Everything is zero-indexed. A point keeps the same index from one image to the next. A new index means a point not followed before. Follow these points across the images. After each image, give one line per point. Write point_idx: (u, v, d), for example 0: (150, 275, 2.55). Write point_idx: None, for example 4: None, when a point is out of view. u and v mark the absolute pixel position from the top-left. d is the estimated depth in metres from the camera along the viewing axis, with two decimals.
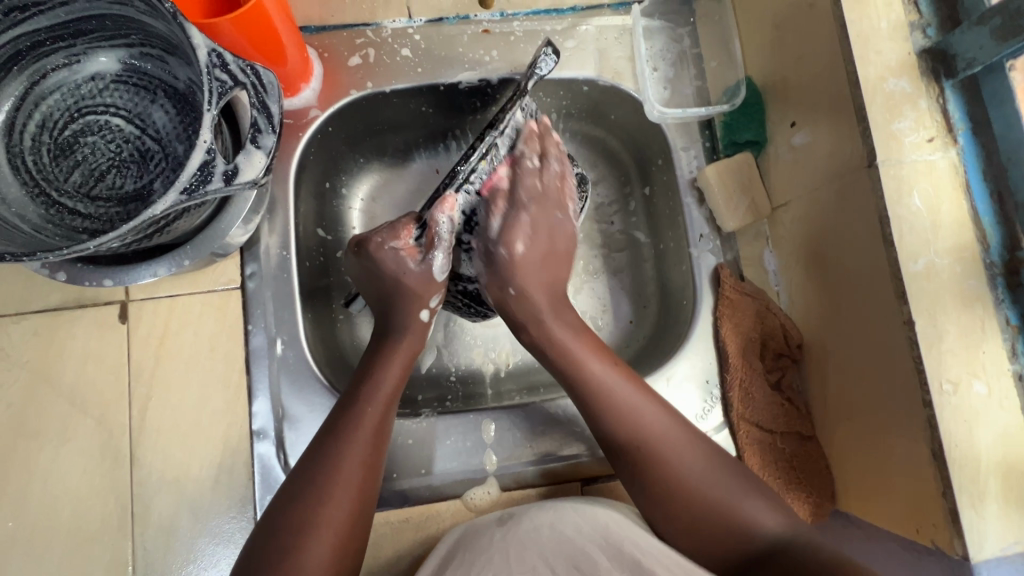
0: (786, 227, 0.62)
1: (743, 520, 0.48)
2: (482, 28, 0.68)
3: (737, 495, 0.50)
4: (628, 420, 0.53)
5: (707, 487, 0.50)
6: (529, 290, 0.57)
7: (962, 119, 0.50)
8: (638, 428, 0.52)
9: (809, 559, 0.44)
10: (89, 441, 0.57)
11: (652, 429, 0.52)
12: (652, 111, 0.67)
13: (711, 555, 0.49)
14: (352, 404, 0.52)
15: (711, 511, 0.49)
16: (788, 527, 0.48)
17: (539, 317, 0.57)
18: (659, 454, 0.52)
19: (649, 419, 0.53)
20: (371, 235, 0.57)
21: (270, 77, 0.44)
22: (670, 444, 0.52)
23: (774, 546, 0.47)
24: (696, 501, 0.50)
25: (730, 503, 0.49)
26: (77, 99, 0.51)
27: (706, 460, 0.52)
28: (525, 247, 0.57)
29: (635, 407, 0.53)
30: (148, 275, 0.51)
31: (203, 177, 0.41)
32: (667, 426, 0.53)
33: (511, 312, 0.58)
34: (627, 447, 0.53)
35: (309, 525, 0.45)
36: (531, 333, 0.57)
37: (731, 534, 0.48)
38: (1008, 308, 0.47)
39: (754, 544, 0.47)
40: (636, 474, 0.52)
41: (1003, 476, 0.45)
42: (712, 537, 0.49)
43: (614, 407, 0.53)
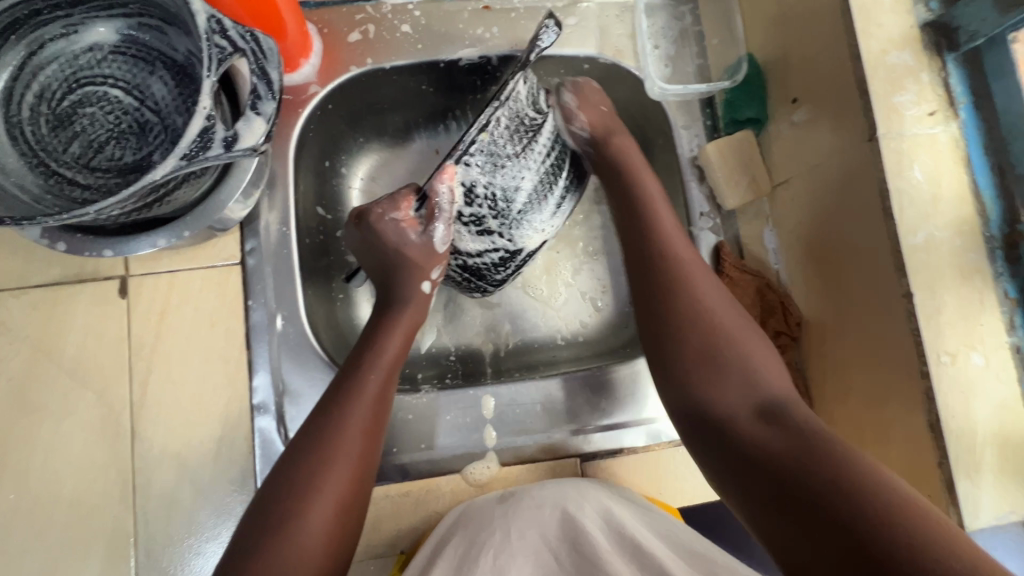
0: (786, 205, 0.62)
1: (750, 374, 0.49)
2: (482, 5, 0.68)
3: (762, 368, 0.49)
4: (687, 307, 0.53)
5: (731, 337, 0.51)
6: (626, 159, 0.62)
7: (964, 93, 0.49)
8: (686, 277, 0.55)
9: (810, 417, 0.45)
10: (91, 414, 0.57)
11: (702, 284, 0.54)
12: (653, 88, 0.67)
13: (711, 387, 0.49)
14: (353, 372, 0.52)
15: (724, 358, 0.50)
16: (791, 394, 0.48)
17: (632, 165, 0.62)
18: (699, 306, 0.53)
19: (700, 278, 0.55)
20: (371, 207, 0.58)
21: (270, 43, 0.44)
22: (712, 301, 0.53)
23: (777, 402, 0.47)
24: (714, 340, 0.51)
25: (747, 355, 0.50)
26: (76, 69, 0.51)
27: (740, 320, 0.53)
28: (591, 121, 0.62)
29: (693, 265, 0.55)
30: (148, 246, 0.51)
31: (203, 143, 0.41)
32: (712, 285, 0.54)
33: (614, 161, 0.62)
34: (666, 271, 0.55)
35: (310, 490, 0.46)
36: (638, 195, 0.60)
37: (735, 378, 0.49)
38: (1006, 282, 0.47)
39: (753, 397, 0.48)
40: (671, 266, 0.55)
41: (999, 447, 0.46)
42: (715, 386, 0.49)
43: (666, 241, 0.57)
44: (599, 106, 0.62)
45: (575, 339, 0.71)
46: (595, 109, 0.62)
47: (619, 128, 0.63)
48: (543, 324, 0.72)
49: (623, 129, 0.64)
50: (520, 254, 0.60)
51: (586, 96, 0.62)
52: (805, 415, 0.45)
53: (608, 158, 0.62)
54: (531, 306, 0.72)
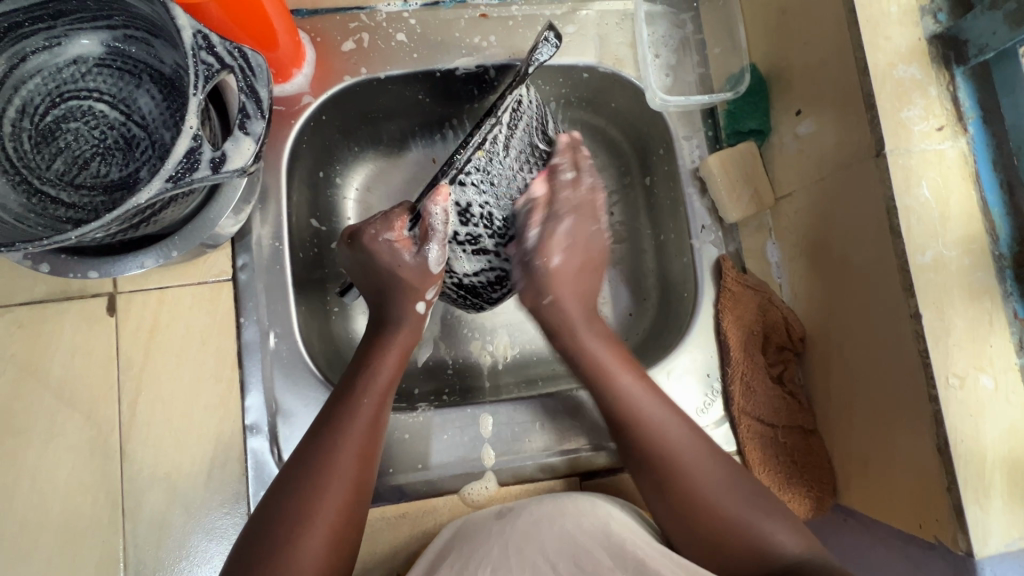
0: (789, 217, 0.61)
1: (761, 535, 0.48)
2: (479, 12, 0.66)
3: (763, 524, 0.49)
4: (673, 478, 0.51)
5: (737, 511, 0.50)
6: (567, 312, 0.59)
7: (972, 107, 0.48)
8: (671, 458, 0.52)
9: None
10: (79, 435, 0.56)
11: (684, 459, 0.52)
12: (654, 99, 0.65)
13: (729, 567, 0.49)
14: (347, 394, 0.51)
15: (733, 530, 0.49)
16: (810, 552, 0.48)
17: (569, 324, 0.59)
18: (675, 456, 0.52)
19: (687, 462, 0.52)
20: (364, 226, 0.55)
21: (258, 60, 0.42)
22: (701, 472, 0.51)
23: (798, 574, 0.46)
24: (716, 522, 0.49)
25: (752, 526, 0.49)
26: (59, 83, 0.49)
27: (730, 485, 0.51)
28: (561, 261, 0.58)
29: (677, 454, 0.52)
30: (136, 266, 0.49)
31: (190, 165, 0.40)
32: (698, 455, 0.52)
33: (548, 320, 0.59)
34: (651, 468, 0.53)
35: (304, 515, 0.44)
36: (550, 315, 0.59)
37: (749, 552, 0.48)
38: (1016, 301, 0.46)
39: (772, 566, 0.47)
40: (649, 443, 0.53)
41: (1009, 471, 0.45)
42: (728, 552, 0.49)
43: (648, 437, 0.53)
44: (591, 221, 0.59)
45: None
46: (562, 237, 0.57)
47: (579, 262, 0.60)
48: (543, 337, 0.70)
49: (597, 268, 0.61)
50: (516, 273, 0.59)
51: (583, 204, 0.58)
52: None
53: (545, 316, 0.59)
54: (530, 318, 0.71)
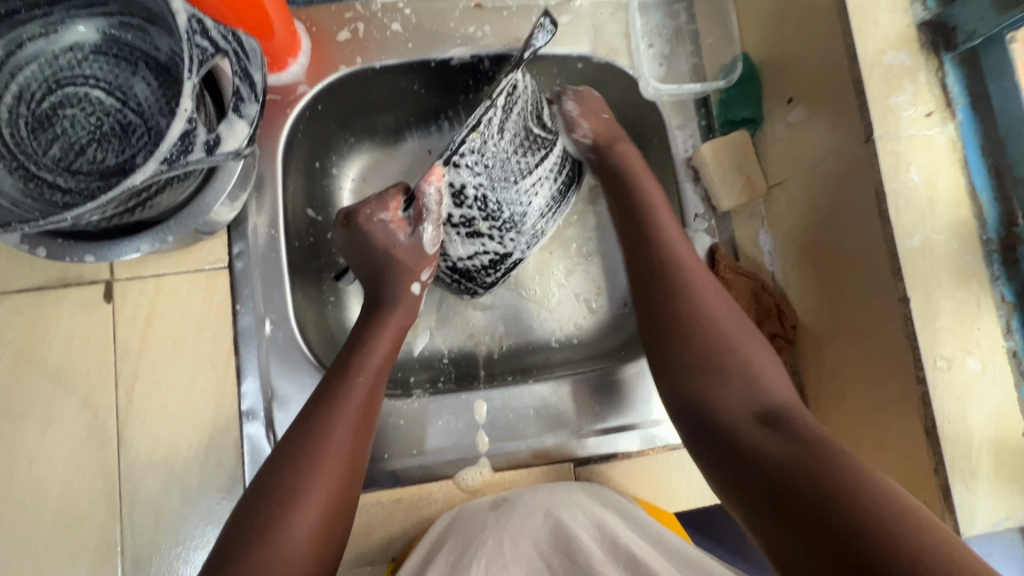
0: (782, 206, 0.61)
1: (752, 378, 0.48)
2: (474, 3, 0.66)
3: (758, 369, 0.49)
4: (685, 312, 0.53)
5: (737, 348, 0.50)
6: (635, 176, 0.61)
7: (961, 94, 0.49)
8: (690, 289, 0.54)
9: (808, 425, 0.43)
10: (77, 420, 0.56)
11: (700, 287, 0.54)
12: (647, 87, 0.66)
13: (712, 384, 0.49)
14: (341, 375, 0.51)
15: (725, 359, 0.49)
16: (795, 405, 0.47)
17: (635, 172, 0.62)
18: (683, 272, 0.55)
19: (705, 289, 0.54)
20: (359, 207, 0.57)
21: (252, 44, 0.44)
22: (719, 318, 0.52)
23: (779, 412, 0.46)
24: (713, 342, 0.51)
25: (750, 359, 0.49)
26: (55, 70, 0.50)
27: (743, 333, 0.52)
28: (609, 116, 0.64)
29: (698, 278, 0.55)
30: (132, 251, 0.50)
31: (185, 147, 0.40)
32: (719, 298, 0.53)
33: (609, 167, 0.62)
34: (668, 281, 0.55)
35: (299, 494, 0.45)
36: (614, 159, 0.62)
37: (738, 386, 0.48)
38: (1003, 285, 0.47)
39: (756, 403, 0.47)
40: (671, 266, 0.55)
41: (996, 453, 0.45)
42: (714, 389, 0.48)
43: (678, 256, 0.56)
44: (601, 113, 0.63)
45: (569, 341, 0.71)
46: (597, 116, 0.63)
47: (632, 147, 0.63)
48: (538, 326, 0.71)
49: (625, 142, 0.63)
50: (509, 257, 0.59)
51: (585, 99, 0.63)
52: (803, 424, 0.44)
53: (608, 164, 0.62)
54: (525, 307, 0.71)
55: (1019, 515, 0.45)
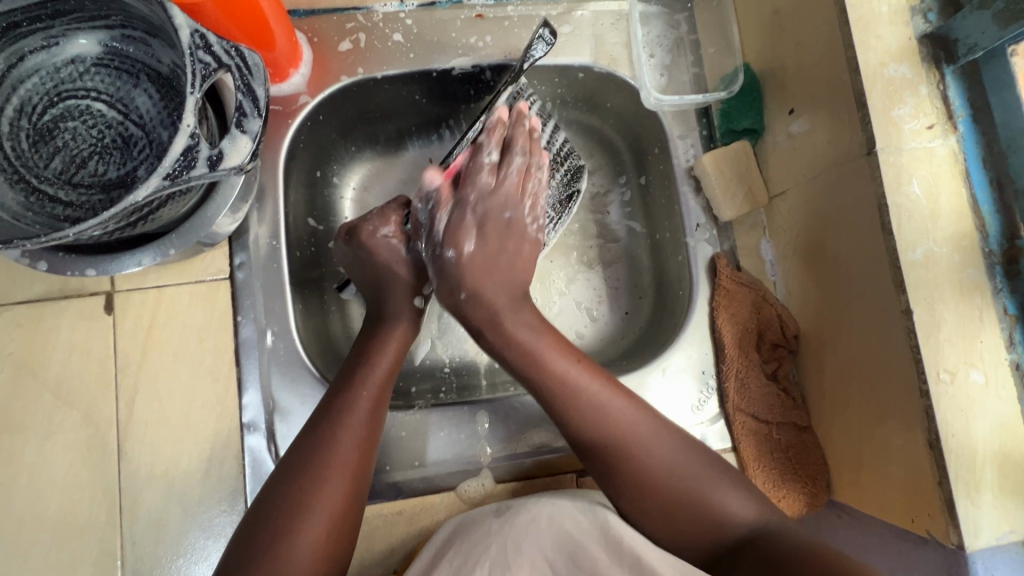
0: (783, 216, 0.61)
1: (714, 508, 0.48)
2: (476, 13, 0.66)
3: (719, 496, 0.48)
4: (632, 487, 0.49)
5: (689, 490, 0.48)
6: (488, 306, 0.53)
7: (962, 106, 0.49)
8: (627, 450, 0.49)
9: (782, 551, 0.44)
10: (76, 433, 0.56)
11: (633, 439, 0.49)
12: (648, 99, 0.65)
13: (682, 534, 0.48)
14: (345, 387, 0.51)
15: (683, 507, 0.48)
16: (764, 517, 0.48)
17: (493, 301, 0.53)
18: (612, 431, 0.50)
19: (636, 438, 0.50)
20: (361, 224, 0.57)
21: (255, 59, 0.43)
22: (661, 466, 0.49)
23: (751, 539, 0.46)
24: (668, 495, 0.48)
25: (706, 500, 0.48)
26: (57, 82, 0.49)
27: (689, 468, 0.49)
28: (473, 248, 0.53)
29: (624, 434, 0.50)
30: (133, 264, 0.49)
31: (187, 162, 0.40)
32: (653, 438, 0.50)
33: (465, 316, 0.54)
34: (601, 442, 0.50)
35: (302, 508, 0.45)
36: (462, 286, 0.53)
37: (705, 525, 0.48)
38: (1006, 297, 0.47)
39: (728, 537, 0.47)
40: (600, 441, 0.50)
41: (1000, 465, 0.45)
42: (684, 537, 0.48)
43: (602, 426, 0.50)
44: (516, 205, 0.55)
45: None
46: (462, 226, 0.53)
47: (513, 259, 0.55)
48: None
49: (501, 261, 0.54)
50: None
51: (500, 187, 0.54)
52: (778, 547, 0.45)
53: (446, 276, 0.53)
54: None
55: None
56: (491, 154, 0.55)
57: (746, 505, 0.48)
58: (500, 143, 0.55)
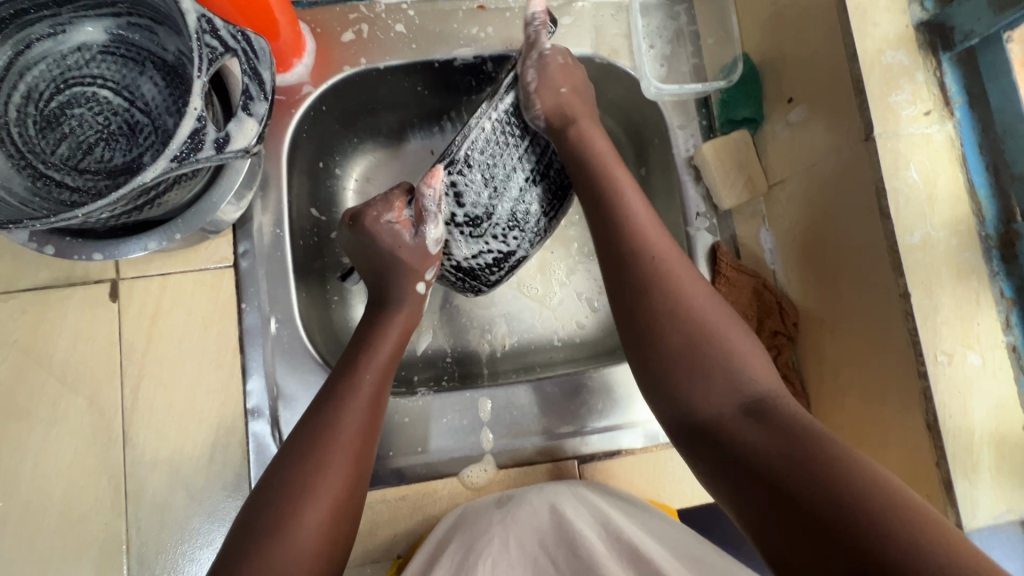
0: (782, 204, 0.62)
1: (735, 370, 0.47)
2: (477, 4, 0.67)
3: (743, 354, 0.48)
4: (662, 309, 0.50)
5: (716, 334, 0.49)
6: (575, 111, 0.57)
7: (959, 92, 0.49)
8: (666, 278, 0.51)
9: (790, 418, 0.43)
10: (82, 419, 0.56)
11: (682, 284, 0.51)
12: (649, 87, 0.66)
13: (696, 383, 0.47)
14: (347, 372, 0.52)
15: (710, 343, 0.48)
16: (779, 390, 0.47)
17: (579, 119, 0.57)
18: (658, 266, 0.52)
19: (683, 281, 0.51)
20: (365, 209, 0.57)
21: (262, 42, 0.44)
22: (698, 307, 0.50)
23: (764, 399, 0.45)
24: (694, 326, 0.49)
25: (730, 348, 0.48)
26: (63, 69, 0.50)
27: (725, 324, 0.50)
28: (562, 62, 0.57)
29: (670, 260, 0.52)
30: (139, 249, 0.50)
31: (194, 145, 0.41)
32: (700, 291, 0.51)
33: (557, 107, 0.56)
34: (640, 279, 0.52)
35: (307, 490, 0.45)
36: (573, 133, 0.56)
37: (721, 376, 0.47)
38: (1002, 281, 0.48)
39: (739, 395, 0.46)
40: (632, 244, 0.53)
41: (996, 447, 0.46)
42: (698, 374, 0.47)
43: (640, 232, 0.53)
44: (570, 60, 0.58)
45: (572, 340, 0.71)
46: (553, 91, 0.56)
47: (584, 95, 0.59)
48: (541, 325, 0.71)
49: (589, 106, 0.59)
50: (514, 255, 0.59)
51: (562, 50, 0.59)
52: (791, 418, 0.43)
53: (563, 107, 0.56)
54: (527, 306, 0.71)
55: (1020, 508, 0.46)
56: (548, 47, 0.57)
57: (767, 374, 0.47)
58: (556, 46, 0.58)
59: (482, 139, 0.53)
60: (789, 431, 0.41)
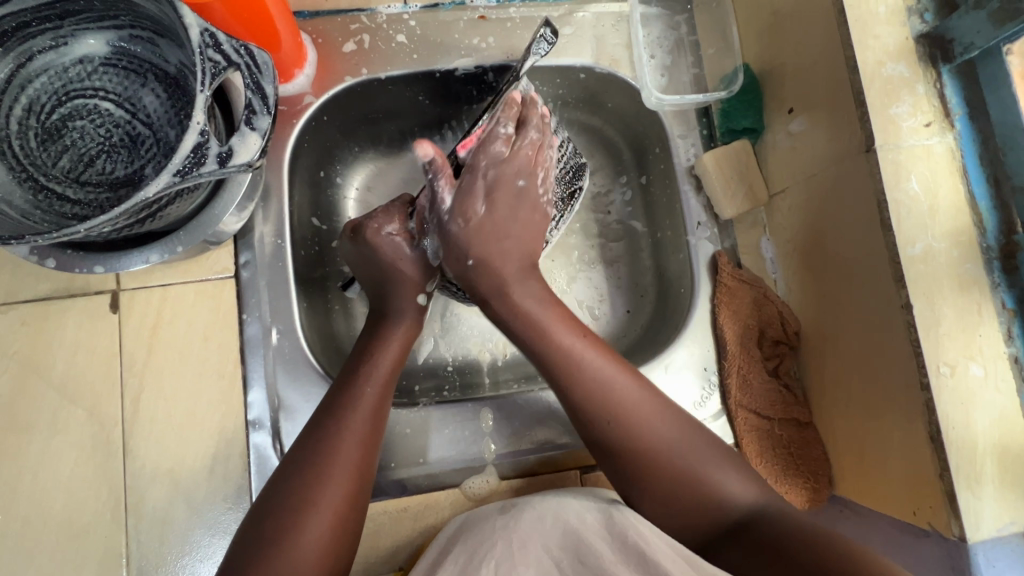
0: (784, 214, 0.62)
1: (713, 494, 0.48)
2: (478, 15, 0.67)
3: (713, 471, 0.49)
4: (634, 465, 0.50)
5: (685, 465, 0.49)
6: (499, 270, 0.54)
7: (958, 104, 0.50)
8: (621, 419, 0.50)
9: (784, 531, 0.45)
10: (81, 431, 0.56)
11: (639, 418, 0.50)
12: (649, 98, 0.66)
13: (679, 515, 0.49)
14: (349, 385, 0.51)
15: (686, 480, 0.49)
16: (760, 500, 0.48)
17: (504, 275, 0.54)
18: (613, 406, 0.51)
19: (634, 413, 0.50)
20: (366, 222, 0.57)
21: (264, 57, 0.44)
22: (662, 445, 0.50)
23: (749, 520, 0.47)
24: (660, 469, 0.49)
25: (702, 474, 0.49)
26: (65, 82, 0.50)
27: (686, 444, 0.50)
28: (485, 211, 0.54)
29: (624, 409, 0.50)
30: (140, 261, 0.50)
31: (196, 159, 0.41)
32: (662, 421, 0.51)
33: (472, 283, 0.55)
34: (601, 422, 0.51)
35: (309, 504, 0.45)
36: (479, 279, 0.54)
37: (699, 505, 0.48)
38: (1003, 292, 0.48)
39: (724, 520, 0.48)
40: (593, 412, 0.51)
41: (999, 458, 0.46)
42: (676, 496, 0.49)
43: (589, 388, 0.51)
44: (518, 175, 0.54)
45: None
46: (467, 219, 0.54)
47: (520, 226, 0.55)
48: None
49: (524, 238, 0.55)
50: None
51: (505, 161, 0.54)
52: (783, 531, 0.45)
53: (474, 283, 0.54)
54: None
55: None
56: (505, 130, 0.54)
57: (746, 490, 0.49)
58: (514, 119, 0.54)
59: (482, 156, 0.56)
60: (788, 546, 0.43)
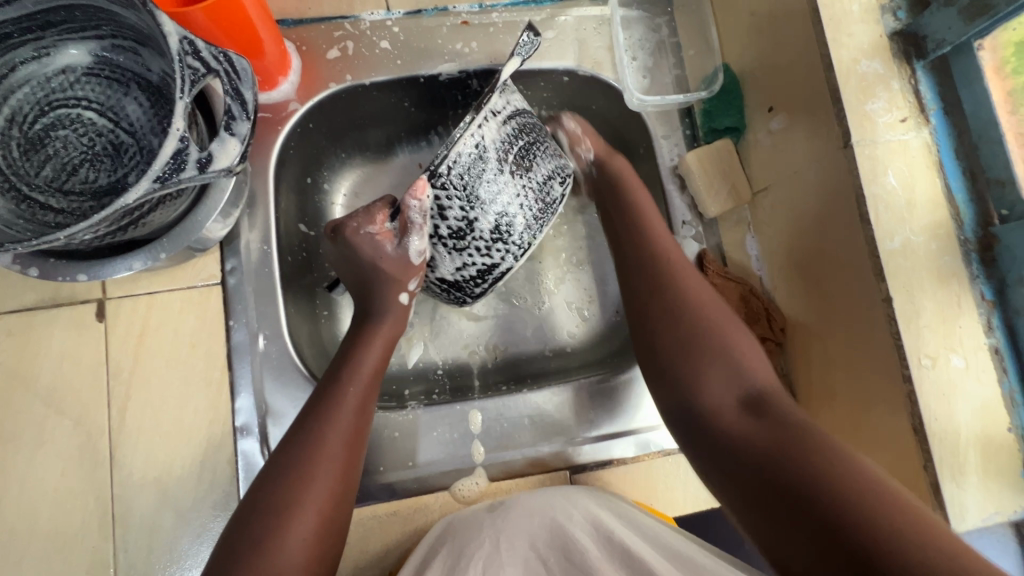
0: (766, 213, 0.63)
1: (738, 365, 0.50)
2: (461, 20, 0.68)
3: (743, 348, 0.51)
4: (674, 310, 0.54)
5: (721, 329, 0.52)
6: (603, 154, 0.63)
7: (933, 99, 0.51)
8: (669, 270, 0.56)
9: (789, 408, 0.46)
10: (69, 440, 0.56)
11: (684, 270, 0.56)
12: (632, 99, 0.67)
13: (702, 379, 0.50)
14: (331, 387, 0.52)
15: (716, 342, 0.51)
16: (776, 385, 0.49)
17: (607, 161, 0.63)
18: (665, 262, 0.56)
19: (690, 275, 0.55)
20: (347, 221, 0.58)
21: (243, 63, 0.44)
22: (706, 305, 0.53)
23: (762, 393, 0.48)
24: (698, 324, 0.52)
25: (733, 346, 0.51)
26: (48, 92, 0.50)
27: (727, 314, 0.53)
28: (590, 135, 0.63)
29: (679, 262, 0.56)
30: (125, 268, 0.50)
31: (177, 165, 0.41)
32: (702, 287, 0.55)
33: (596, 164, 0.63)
34: (653, 266, 0.56)
35: (291, 505, 0.45)
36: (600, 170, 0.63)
37: (724, 372, 0.49)
38: (982, 284, 0.48)
39: (742, 390, 0.48)
40: (655, 264, 0.56)
41: (982, 448, 0.46)
42: (699, 372, 0.50)
43: (653, 233, 0.58)
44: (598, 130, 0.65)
45: (563, 350, 0.71)
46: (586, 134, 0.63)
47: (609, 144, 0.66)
48: (531, 335, 0.71)
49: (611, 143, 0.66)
50: (498, 267, 0.57)
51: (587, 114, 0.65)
52: (786, 411, 0.46)
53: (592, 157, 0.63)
54: (518, 316, 0.72)
55: (1009, 510, 0.46)
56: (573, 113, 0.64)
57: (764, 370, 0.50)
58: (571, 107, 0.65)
59: (462, 158, 0.51)
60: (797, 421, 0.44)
